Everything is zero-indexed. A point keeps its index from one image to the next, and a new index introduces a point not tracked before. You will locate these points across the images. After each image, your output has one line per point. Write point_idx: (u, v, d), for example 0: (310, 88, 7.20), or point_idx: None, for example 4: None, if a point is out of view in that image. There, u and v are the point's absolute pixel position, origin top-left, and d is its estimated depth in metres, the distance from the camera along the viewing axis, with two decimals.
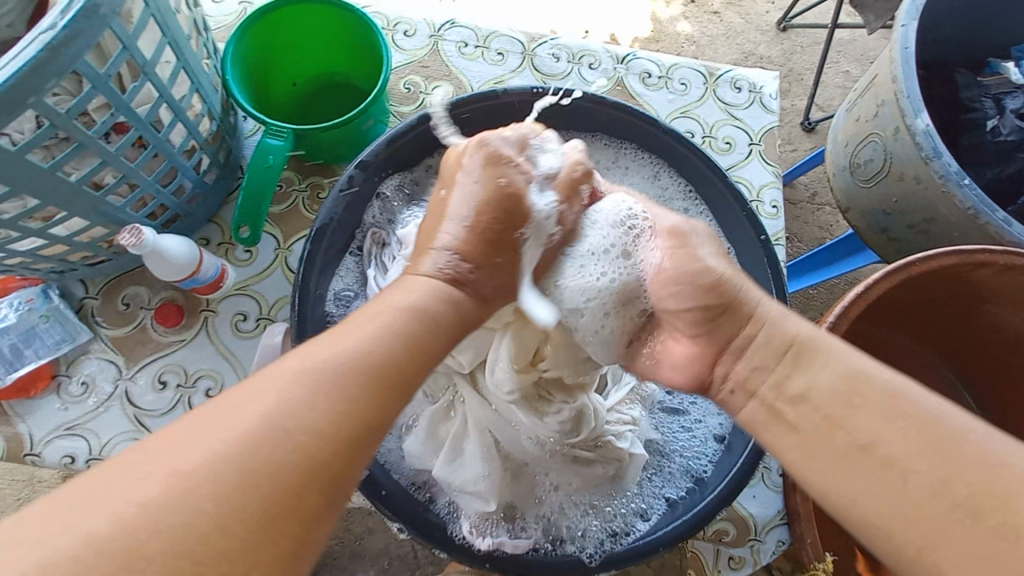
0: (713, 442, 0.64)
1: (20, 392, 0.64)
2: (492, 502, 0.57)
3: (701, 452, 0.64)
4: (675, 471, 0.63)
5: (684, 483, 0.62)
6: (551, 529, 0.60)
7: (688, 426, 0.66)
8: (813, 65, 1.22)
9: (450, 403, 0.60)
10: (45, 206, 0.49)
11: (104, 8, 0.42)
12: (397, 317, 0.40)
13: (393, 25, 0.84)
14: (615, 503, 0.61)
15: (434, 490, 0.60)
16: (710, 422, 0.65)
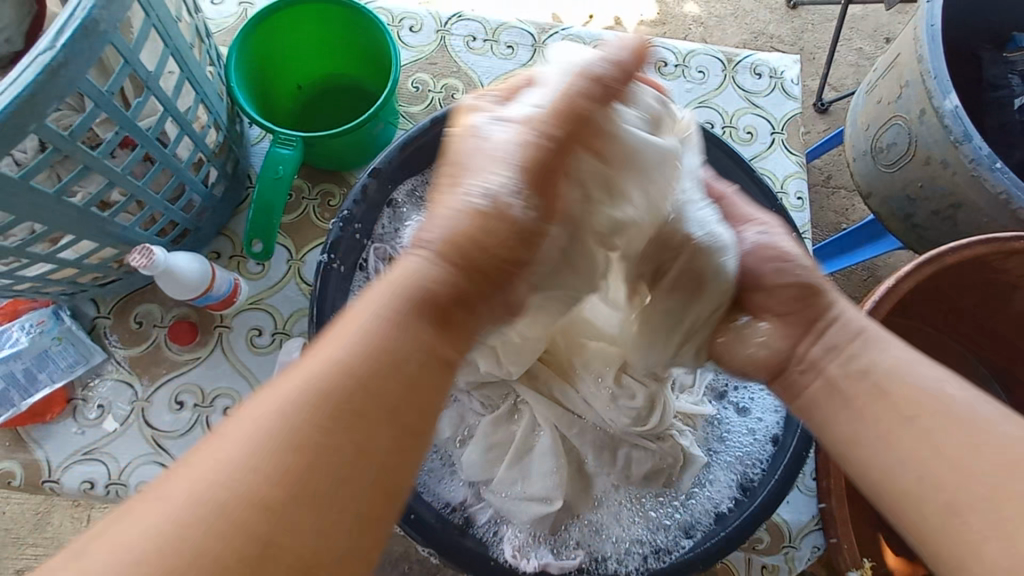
0: (768, 446, 0.61)
1: (36, 418, 0.63)
2: (555, 502, 0.56)
3: (756, 458, 0.61)
4: (720, 478, 0.61)
5: (730, 492, 0.60)
6: (592, 547, 0.58)
7: (750, 430, 0.63)
8: (825, 44, 1.18)
9: (511, 407, 0.59)
10: (52, 231, 0.48)
11: (104, 25, 0.40)
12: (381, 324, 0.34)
13: (397, 21, 0.81)
14: (661, 508, 0.59)
15: (470, 509, 0.59)
16: (768, 422, 0.63)
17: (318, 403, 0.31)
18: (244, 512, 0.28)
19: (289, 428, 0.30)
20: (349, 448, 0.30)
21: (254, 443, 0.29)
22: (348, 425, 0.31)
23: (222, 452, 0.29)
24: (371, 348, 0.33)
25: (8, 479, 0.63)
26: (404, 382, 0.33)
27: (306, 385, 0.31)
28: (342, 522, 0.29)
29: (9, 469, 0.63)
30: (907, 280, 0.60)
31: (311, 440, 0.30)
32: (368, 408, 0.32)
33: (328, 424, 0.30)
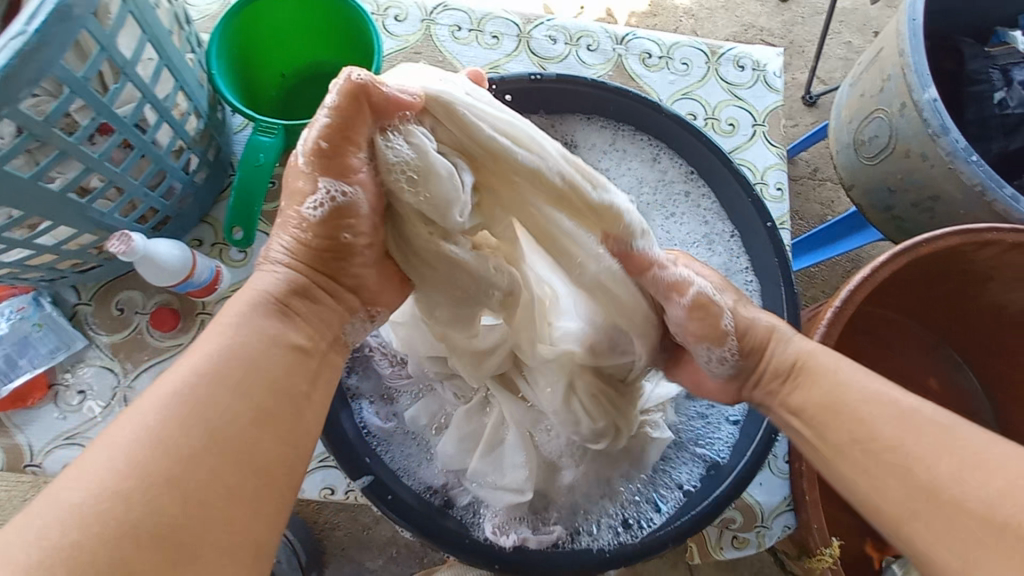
0: (728, 426, 0.64)
1: (17, 403, 0.63)
2: (525, 493, 0.57)
3: (716, 437, 0.64)
4: (687, 458, 0.63)
5: (697, 470, 0.62)
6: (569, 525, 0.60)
7: (703, 413, 0.66)
8: (814, 37, 1.19)
9: (482, 401, 0.59)
10: (29, 217, 0.47)
11: (76, 9, 0.40)
12: (261, 343, 0.39)
13: (381, 9, 0.80)
14: (630, 487, 0.61)
15: (450, 492, 0.60)
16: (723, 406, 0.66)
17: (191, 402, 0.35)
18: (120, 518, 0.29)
19: (147, 445, 0.33)
20: (188, 470, 0.33)
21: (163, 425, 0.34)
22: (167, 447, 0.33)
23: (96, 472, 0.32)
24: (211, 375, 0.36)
25: None
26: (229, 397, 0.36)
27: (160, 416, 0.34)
28: (251, 497, 0.34)
29: None
30: (883, 269, 0.61)
31: (152, 455, 0.32)
32: (210, 427, 0.34)
33: (165, 448, 0.33)
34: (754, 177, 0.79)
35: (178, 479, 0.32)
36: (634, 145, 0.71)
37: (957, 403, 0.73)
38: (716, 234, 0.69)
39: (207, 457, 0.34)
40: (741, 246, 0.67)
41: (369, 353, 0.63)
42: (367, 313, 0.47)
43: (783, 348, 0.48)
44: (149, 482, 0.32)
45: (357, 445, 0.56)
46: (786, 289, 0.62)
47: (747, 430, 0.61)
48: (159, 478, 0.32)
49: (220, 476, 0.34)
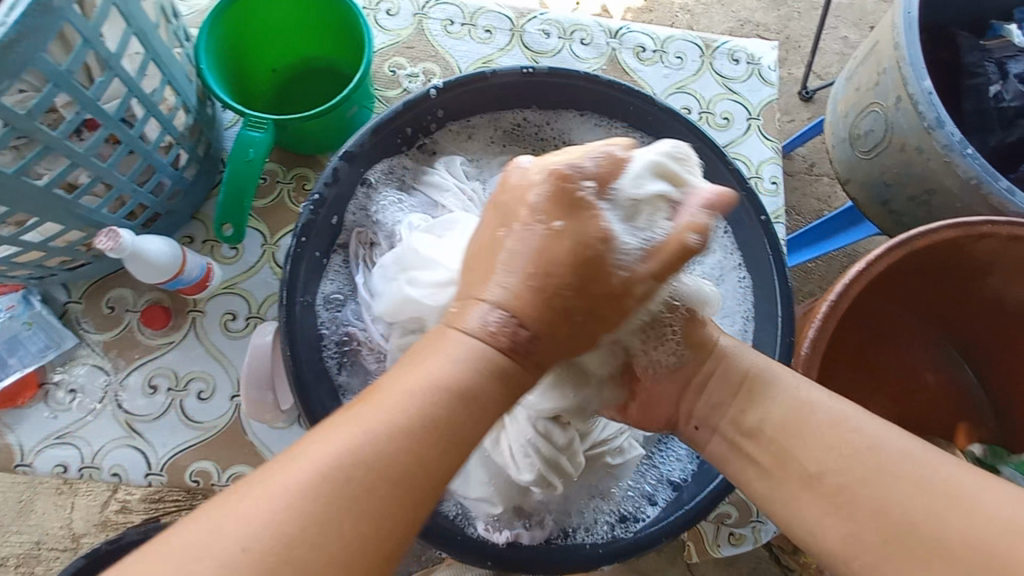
0: None
1: (8, 402, 0.62)
2: (497, 505, 0.57)
3: None
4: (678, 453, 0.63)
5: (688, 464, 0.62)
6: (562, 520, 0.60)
7: None
8: (810, 32, 1.18)
9: None
10: (15, 213, 0.47)
11: (57, 1, 0.39)
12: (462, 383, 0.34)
13: (373, 4, 0.80)
14: (621, 486, 0.61)
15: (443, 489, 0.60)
16: None
17: (386, 446, 0.31)
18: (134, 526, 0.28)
19: (304, 488, 0.29)
20: (361, 518, 0.29)
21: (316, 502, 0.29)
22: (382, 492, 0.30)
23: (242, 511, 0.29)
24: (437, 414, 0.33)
25: None
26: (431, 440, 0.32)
27: (333, 458, 0.30)
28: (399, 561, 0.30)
29: None
30: (879, 262, 0.61)
31: (325, 498, 0.29)
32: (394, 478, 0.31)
33: (349, 496, 0.29)
34: (748, 171, 0.79)
35: (354, 530, 0.29)
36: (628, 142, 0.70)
37: (954, 397, 0.74)
38: (710, 231, 0.69)
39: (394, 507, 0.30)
40: (733, 242, 0.67)
41: (358, 349, 0.63)
42: None
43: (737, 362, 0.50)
44: (299, 528, 0.28)
45: None
46: (781, 284, 0.62)
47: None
48: (324, 526, 0.29)
49: (383, 527, 0.30)
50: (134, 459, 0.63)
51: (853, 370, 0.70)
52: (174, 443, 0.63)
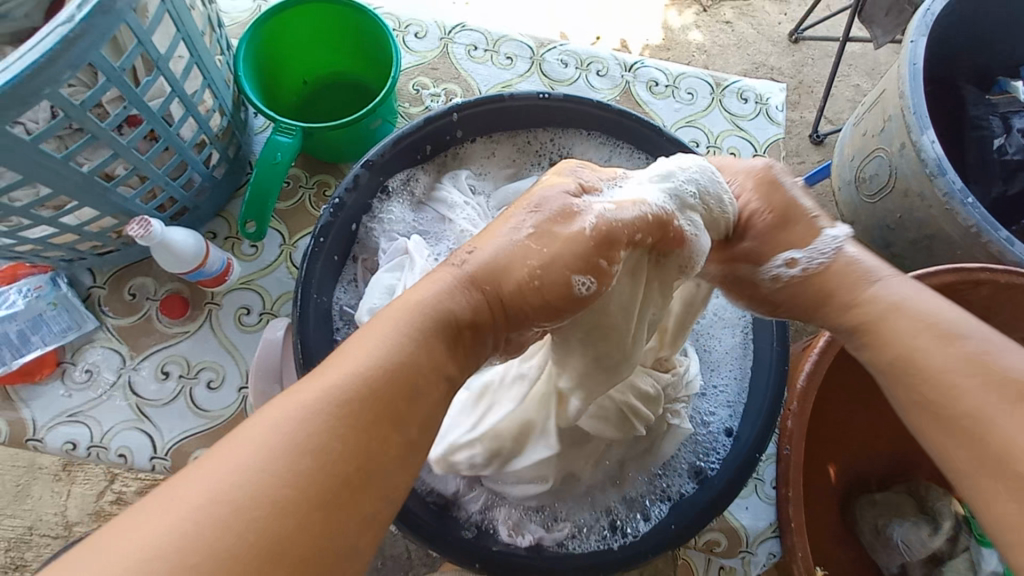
0: (723, 438, 0.65)
1: (25, 377, 0.65)
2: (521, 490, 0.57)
3: (712, 449, 0.64)
4: (680, 468, 0.63)
5: (688, 481, 0.63)
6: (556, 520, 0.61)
7: (702, 420, 0.66)
8: (823, 78, 1.22)
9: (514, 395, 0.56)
10: (56, 195, 0.50)
11: (120, 4, 0.43)
12: (380, 363, 0.34)
13: (403, 27, 0.85)
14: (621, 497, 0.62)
15: (460, 498, 0.60)
16: (723, 415, 0.66)
17: (304, 442, 0.30)
18: (152, 531, 0.26)
19: (233, 487, 0.28)
20: (281, 521, 0.27)
21: (302, 424, 0.30)
22: (294, 484, 0.28)
23: (154, 520, 0.26)
24: (353, 397, 0.32)
25: None
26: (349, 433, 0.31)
27: (258, 455, 0.29)
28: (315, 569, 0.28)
29: None
30: None
31: (239, 499, 0.27)
32: (325, 473, 0.29)
33: (267, 492, 0.28)
34: None
35: (267, 524, 0.27)
36: (631, 161, 0.73)
37: None
38: None
39: (313, 501, 0.28)
40: None
41: None
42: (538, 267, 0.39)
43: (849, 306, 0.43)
44: (219, 527, 0.26)
45: None
46: None
47: (738, 445, 0.61)
48: (235, 528, 0.27)
49: (295, 521, 0.28)
50: (140, 442, 0.65)
51: (861, 410, 0.68)
52: (180, 429, 0.66)
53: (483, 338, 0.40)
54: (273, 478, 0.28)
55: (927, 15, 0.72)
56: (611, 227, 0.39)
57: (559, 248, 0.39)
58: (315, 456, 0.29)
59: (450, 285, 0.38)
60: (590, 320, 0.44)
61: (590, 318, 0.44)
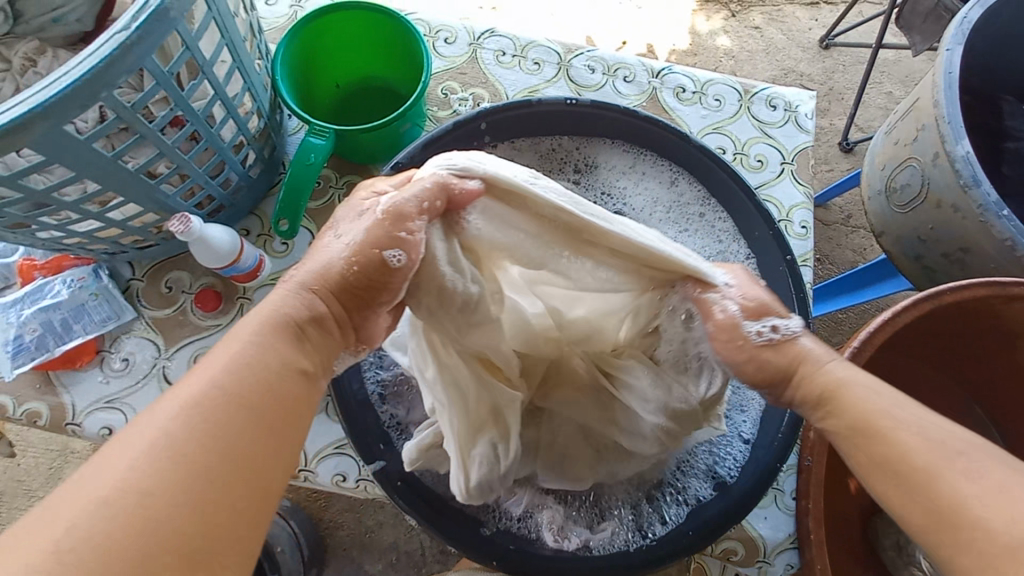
0: (740, 444, 0.64)
1: (67, 364, 0.68)
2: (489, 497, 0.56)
3: (729, 455, 0.64)
4: (697, 471, 0.63)
5: (706, 484, 0.62)
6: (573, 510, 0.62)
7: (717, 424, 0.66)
8: (854, 85, 1.20)
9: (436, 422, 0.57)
10: (104, 192, 0.53)
11: (174, 13, 0.45)
12: (231, 369, 0.37)
13: (434, 32, 0.86)
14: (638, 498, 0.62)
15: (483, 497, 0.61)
16: (737, 421, 0.65)
17: (165, 444, 0.33)
18: (49, 542, 0.29)
19: (107, 496, 0.31)
20: (160, 514, 0.31)
21: (194, 423, 0.34)
22: (162, 482, 0.32)
23: (38, 534, 0.29)
24: (212, 401, 0.35)
25: (36, 418, 0.68)
26: (208, 428, 0.35)
27: (129, 463, 0.32)
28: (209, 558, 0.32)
29: (37, 409, 0.68)
30: (905, 314, 0.61)
31: (114, 503, 0.31)
32: (196, 467, 0.33)
33: (136, 491, 0.31)
34: (778, 214, 0.81)
35: (143, 519, 0.31)
36: (655, 168, 0.73)
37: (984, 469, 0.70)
38: (731, 253, 0.70)
39: (188, 492, 0.32)
40: (757, 268, 0.69)
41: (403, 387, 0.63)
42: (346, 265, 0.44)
43: (815, 373, 0.46)
44: (103, 530, 0.30)
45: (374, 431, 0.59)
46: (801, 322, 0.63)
47: (760, 455, 0.61)
48: (114, 526, 0.30)
49: (172, 512, 0.31)
50: None
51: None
52: None
53: (329, 328, 0.44)
54: (166, 471, 0.32)
55: (964, 23, 0.71)
56: (397, 205, 0.44)
57: (364, 235, 0.44)
58: (179, 456, 0.33)
59: (284, 290, 0.43)
60: (433, 287, 0.45)
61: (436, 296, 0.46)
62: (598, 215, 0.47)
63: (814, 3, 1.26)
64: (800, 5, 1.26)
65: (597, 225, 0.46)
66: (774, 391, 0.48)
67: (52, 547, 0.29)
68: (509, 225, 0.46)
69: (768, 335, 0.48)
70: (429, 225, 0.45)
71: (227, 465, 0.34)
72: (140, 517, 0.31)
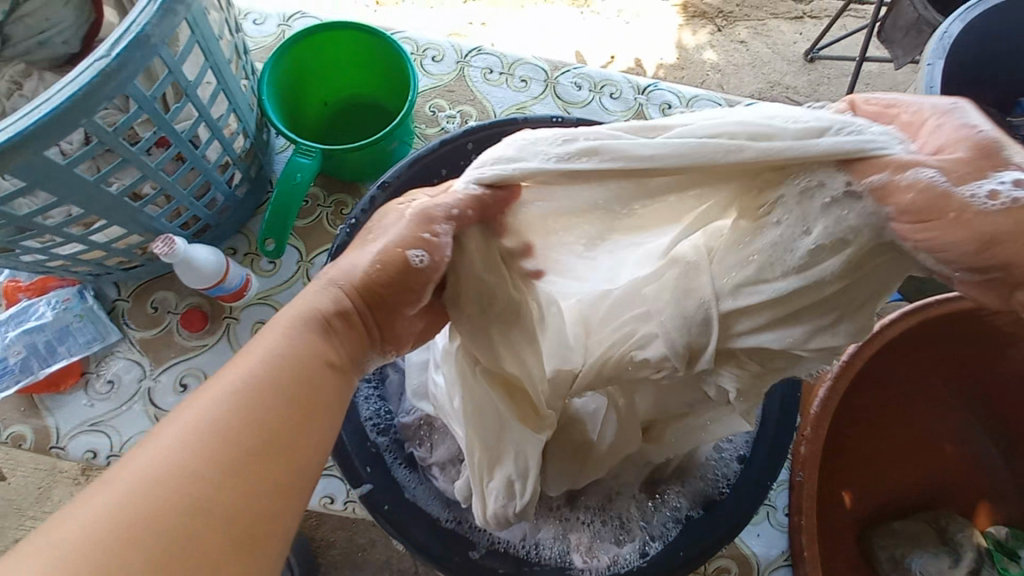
0: (735, 463, 0.62)
1: (51, 387, 0.67)
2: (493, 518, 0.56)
3: (723, 473, 0.62)
4: (689, 488, 0.62)
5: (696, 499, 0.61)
6: (564, 523, 0.62)
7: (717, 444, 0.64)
8: (839, 97, 1.22)
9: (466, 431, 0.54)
10: (87, 215, 0.53)
11: (156, 39, 0.45)
12: (270, 362, 0.37)
13: (421, 50, 0.87)
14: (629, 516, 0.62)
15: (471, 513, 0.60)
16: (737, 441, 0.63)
17: (209, 435, 0.32)
18: (84, 534, 0.27)
19: (151, 482, 0.30)
20: (208, 502, 0.30)
21: (237, 414, 0.34)
22: (209, 472, 0.31)
23: (73, 524, 0.28)
24: (255, 394, 0.35)
25: (21, 441, 0.67)
26: (252, 419, 0.34)
27: (171, 451, 0.31)
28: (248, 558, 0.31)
29: (21, 432, 0.67)
30: (891, 326, 0.62)
31: (159, 490, 0.30)
32: (241, 458, 0.33)
33: (183, 479, 0.30)
34: None
35: (191, 508, 0.30)
36: None
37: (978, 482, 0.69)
38: None
39: (236, 485, 0.32)
40: None
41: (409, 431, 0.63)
42: (373, 268, 0.41)
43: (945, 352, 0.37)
44: (148, 518, 0.29)
45: (361, 455, 0.57)
46: None
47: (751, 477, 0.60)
48: (160, 515, 0.29)
49: (223, 501, 0.31)
50: None
51: (869, 440, 0.68)
52: None
53: (361, 332, 0.42)
54: (209, 465, 0.31)
55: (943, 38, 0.72)
56: (429, 208, 0.41)
57: (393, 240, 0.41)
58: (223, 448, 0.32)
59: (314, 287, 0.42)
60: (471, 288, 0.43)
61: (475, 299, 0.43)
62: (651, 152, 0.37)
63: (798, 17, 1.29)
64: (785, 20, 1.28)
65: (646, 168, 0.38)
66: (1006, 287, 0.35)
67: (91, 538, 0.27)
68: (570, 195, 0.40)
69: (1007, 195, 0.33)
70: (461, 229, 0.41)
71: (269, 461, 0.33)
72: (183, 512, 0.30)
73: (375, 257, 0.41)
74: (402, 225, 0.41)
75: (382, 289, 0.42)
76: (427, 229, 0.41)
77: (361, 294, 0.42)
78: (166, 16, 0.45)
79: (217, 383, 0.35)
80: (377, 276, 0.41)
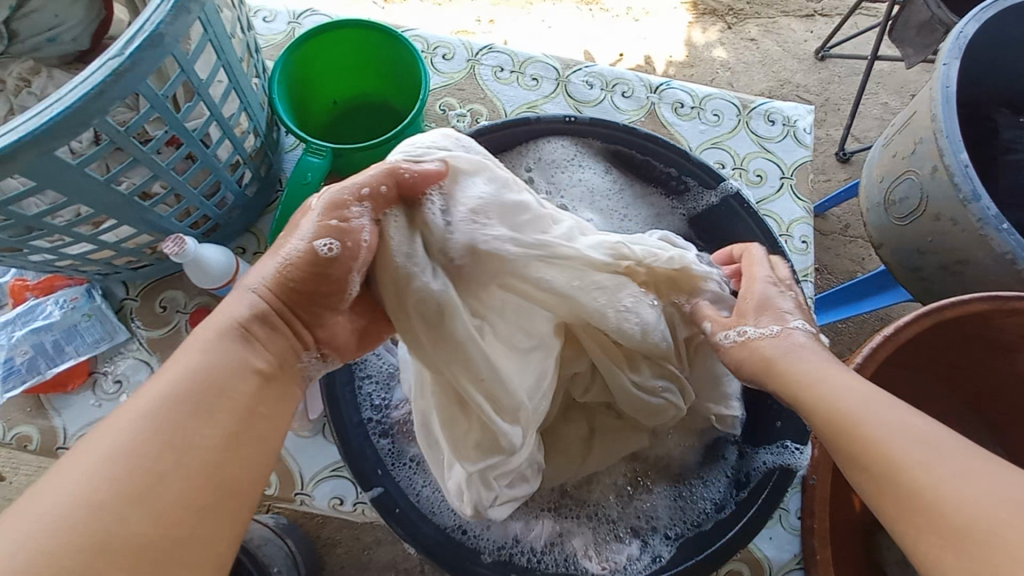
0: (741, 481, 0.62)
1: (57, 387, 0.67)
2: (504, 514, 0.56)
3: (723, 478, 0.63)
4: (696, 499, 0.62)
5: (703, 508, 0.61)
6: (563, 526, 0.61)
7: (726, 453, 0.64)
8: (850, 96, 1.20)
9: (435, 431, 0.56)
10: (97, 215, 0.52)
11: (169, 38, 0.45)
12: (197, 370, 0.38)
13: (431, 48, 0.86)
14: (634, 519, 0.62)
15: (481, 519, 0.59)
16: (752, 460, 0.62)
17: (136, 441, 0.34)
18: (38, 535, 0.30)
19: (87, 488, 0.32)
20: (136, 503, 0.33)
21: (153, 428, 0.35)
22: (140, 475, 0.33)
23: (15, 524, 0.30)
24: (183, 398, 0.37)
25: (26, 442, 0.67)
26: (178, 425, 0.36)
27: (106, 457, 0.33)
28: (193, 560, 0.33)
29: (28, 433, 0.67)
30: (907, 330, 0.60)
31: (95, 494, 0.32)
32: (173, 463, 0.35)
33: (113, 484, 0.32)
34: (779, 229, 0.80)
35: (126, 508, 0.32)
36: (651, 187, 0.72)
37: None
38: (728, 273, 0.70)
39: (175, 486, 0.34)
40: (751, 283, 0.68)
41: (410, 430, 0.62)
42: (286, 265, 0.44)
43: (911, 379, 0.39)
44: (85, 520, 0.31)
45: (367, 459, 0.58)
46: None
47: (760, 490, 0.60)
48: (93, 513, 0.31)
49: (159, 503, 0.33)
50: None
51: None
52: None
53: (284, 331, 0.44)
54: (123, 474, 0.33)
55: (960, 38, 0.71)
56: (335, 195, 0.45)
57: (304, 235, 0.44)
58: (158, 453, 0.34)
59: (233, 296, 0.44)
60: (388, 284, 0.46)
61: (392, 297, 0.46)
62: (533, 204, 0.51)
63: (808, 14, 1.27)
64: (795, 17, 1.27)
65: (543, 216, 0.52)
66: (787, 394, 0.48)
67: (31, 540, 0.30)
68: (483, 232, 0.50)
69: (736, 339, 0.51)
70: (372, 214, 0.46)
71: (193, 460, 0.35)
72: (119, 506, 0.32)
73: (290, 254, 0.44)
74: (309, 225, 0.45)
75: (304, 285, 0.45)
76: (334, 216, 0.44)
77: (282, 292, 0.44)
78: (180, 14, 0.45)
79: (145, 392, 0.37)
80: (295, 272, 0.44)
